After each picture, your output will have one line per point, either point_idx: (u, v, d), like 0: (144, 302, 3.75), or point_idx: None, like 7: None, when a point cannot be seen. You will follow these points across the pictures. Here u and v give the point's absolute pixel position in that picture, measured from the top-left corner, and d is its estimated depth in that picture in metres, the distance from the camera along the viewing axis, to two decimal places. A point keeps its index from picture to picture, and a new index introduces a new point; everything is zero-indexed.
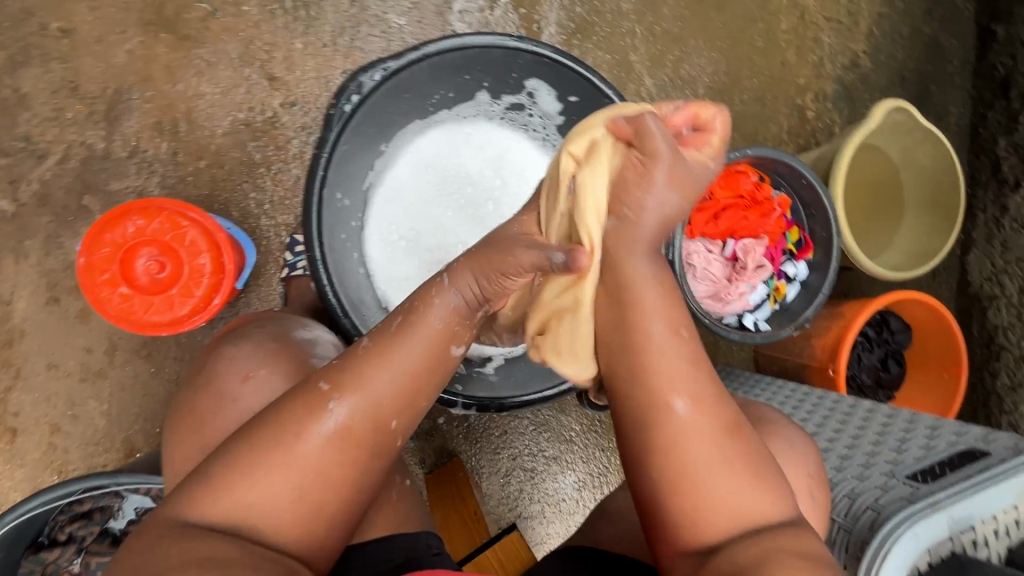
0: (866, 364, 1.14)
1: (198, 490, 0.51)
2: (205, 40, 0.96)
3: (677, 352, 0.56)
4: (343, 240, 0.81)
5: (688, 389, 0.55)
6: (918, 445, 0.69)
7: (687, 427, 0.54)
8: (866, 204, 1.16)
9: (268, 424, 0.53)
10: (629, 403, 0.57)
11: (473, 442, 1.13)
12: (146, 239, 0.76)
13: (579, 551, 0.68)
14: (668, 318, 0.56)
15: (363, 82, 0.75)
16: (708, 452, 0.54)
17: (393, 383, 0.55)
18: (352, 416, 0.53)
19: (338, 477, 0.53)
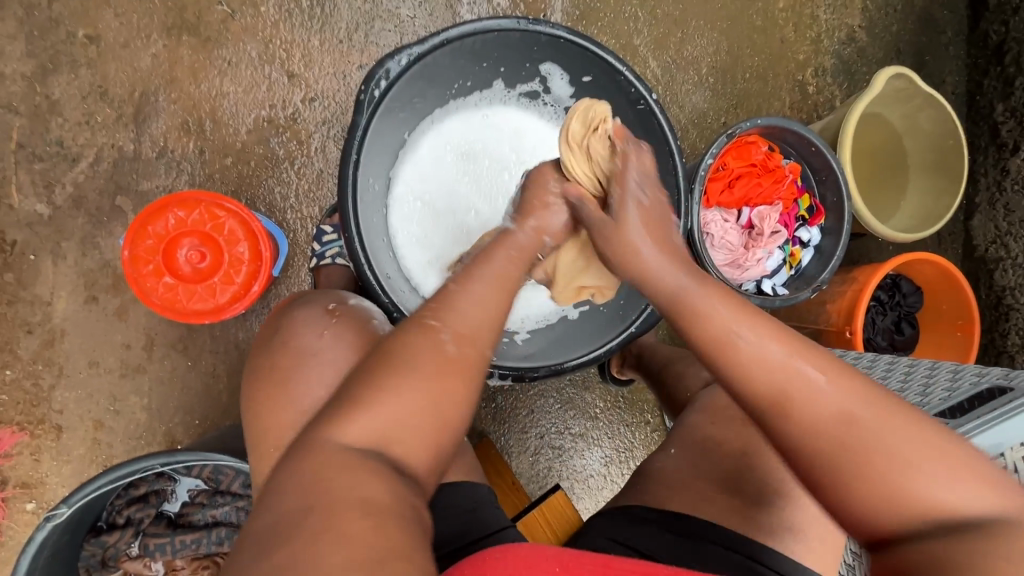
0: (880, 327, 1.17)
1: (336, 411, 0.49)
2: (226, 41, 0.99)
3: (762, 325, 0.55)
4: (374, 225, 0.83)
5: (789, 363, 0.53)
6: (943, 388, 0.72)
7: (822, 394, 0.52)
8: (871, 171, 1.20)
9: (381, 352, 0.53)
10: (758, 406, 0.54)
11: (501, 422, 1.16)
12: (187, 230, 0.79)
13: (629, 509, 0.71)
14: (732, 306, 0.57)
15: (390, 67, 0.77)
16: (869, 416, 0.51)
17: (479, 305, 0.56)
18: (453, 328, 0.53)
19: (452, 394, 0.51)
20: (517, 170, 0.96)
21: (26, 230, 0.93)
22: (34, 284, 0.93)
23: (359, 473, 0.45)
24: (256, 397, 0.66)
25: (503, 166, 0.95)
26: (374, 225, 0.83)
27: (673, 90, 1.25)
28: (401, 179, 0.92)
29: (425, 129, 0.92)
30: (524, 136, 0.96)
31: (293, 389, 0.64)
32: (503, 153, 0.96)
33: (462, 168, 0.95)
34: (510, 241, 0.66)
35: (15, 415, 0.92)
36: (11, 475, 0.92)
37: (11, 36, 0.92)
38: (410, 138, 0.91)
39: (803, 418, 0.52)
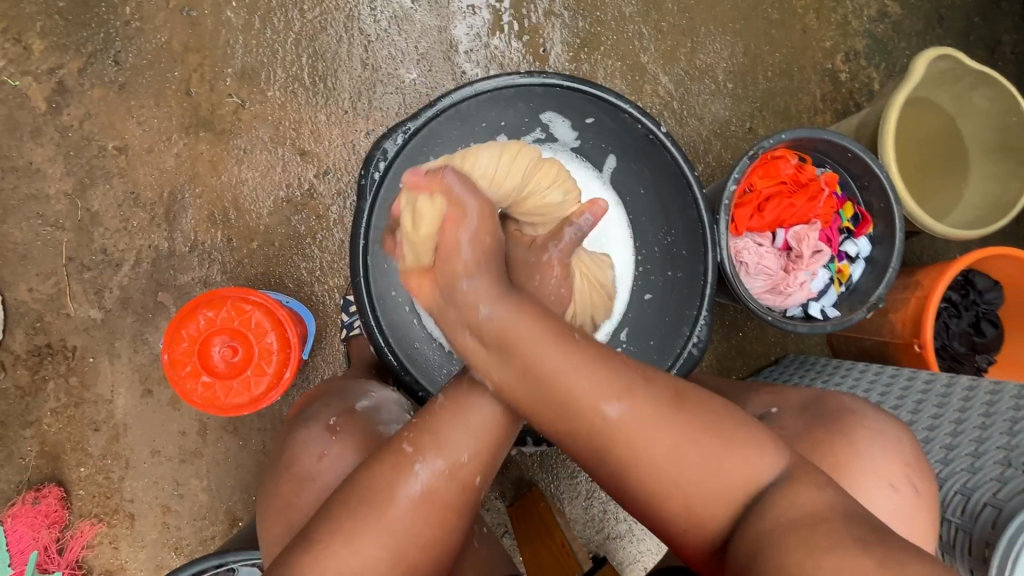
0: (956, 331, 1.06)
1: (308, 558, 0.53)
2: (240, 131, 1.03)
3: (582, 359, 0.57)
4: (395, 298, 0.84)
5: (651, 410, 0.56)
6: None
7: (623, 429, 0.56)
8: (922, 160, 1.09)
9: (366, 494, 0.56)
10: (571, 442, 0.58)
11: (549, 468, 1.13)
12: (218, 328, 0.81)
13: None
14: (554, 330, 0.58)
15: (387, 147, 0.77)
16: (670, 439, 0.55)
17: (467, 441, 0.60)
18: (434, 460, 0.58)
19: (423, 533, 0.57)
20: None
21: (83, 335, 0.99)
22: (95, 385, 0.99)
23: None
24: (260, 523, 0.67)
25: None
26: (395, 299, 0.84)
27: (689, 102, 1.19)
28: None
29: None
30: None
31: (290, 508, 0.65)
32: None
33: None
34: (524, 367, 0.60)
35: (92, 508, 0.98)
36: (95, 564, 0.98)
37: (51, 157, 0.99)
38: None
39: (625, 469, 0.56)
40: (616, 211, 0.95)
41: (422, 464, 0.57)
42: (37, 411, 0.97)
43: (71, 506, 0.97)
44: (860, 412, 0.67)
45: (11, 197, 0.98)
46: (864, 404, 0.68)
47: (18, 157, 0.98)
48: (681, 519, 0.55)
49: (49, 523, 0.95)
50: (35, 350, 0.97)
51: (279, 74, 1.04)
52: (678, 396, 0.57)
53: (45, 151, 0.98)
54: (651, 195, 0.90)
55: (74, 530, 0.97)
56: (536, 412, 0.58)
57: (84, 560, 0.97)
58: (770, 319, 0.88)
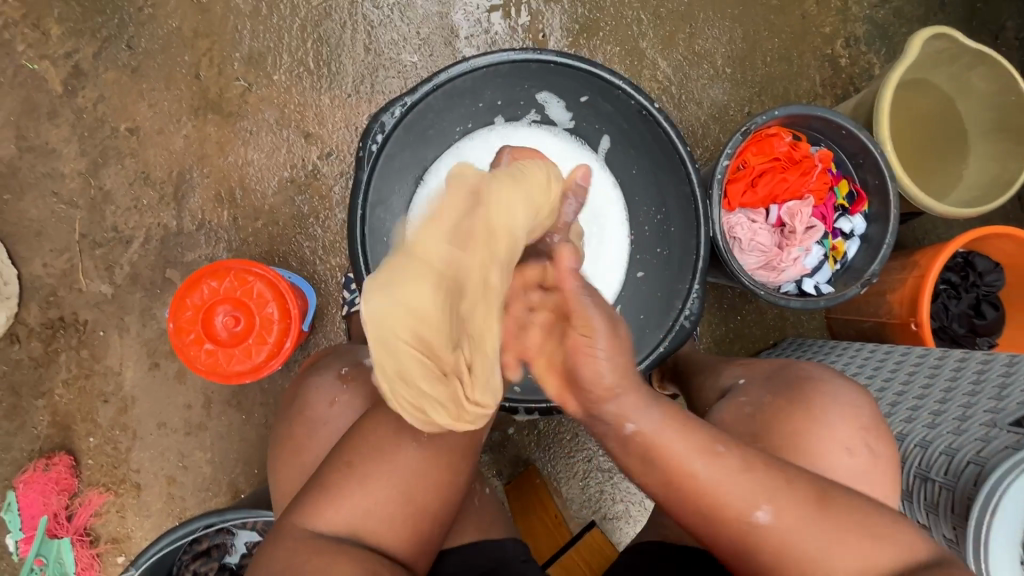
0: (956, 312, 1.05)
1: (318, 501, 0.56)
2: (246, 113, 1.06)
3: (728, 472, 0.52)
4: None
5: (765, 528, 0.51)
6: (1022, 390, 0.63)
7: (778, 539, 0.51)
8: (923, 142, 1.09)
9: (369, 442, 0.58)
10: (701, 534, 0.54)
11: (546, 447, 1.15)
12: (221, 297, 0.84)
13: (649, 547, 0.67)
14: (696, 445, 0.52)
15: (384, 121, 0.79)
16: (821, 548, 0.51)
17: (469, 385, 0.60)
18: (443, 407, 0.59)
19: (433, 474, 0.57)
20: None
21: (94, 309, 1.02)
22: (105, 357, 1.02)
23: (325, 554, 0.53)
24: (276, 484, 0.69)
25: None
26: None
27: (688, 87, 1.20)
28: None
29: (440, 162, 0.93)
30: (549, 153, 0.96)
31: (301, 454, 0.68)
32: None
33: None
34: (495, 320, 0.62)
35: (100, 477, 1.01)
36: (102, 532, 1.00)
37: (66, 138, 1.02)
38: (421, 179, 0.94)
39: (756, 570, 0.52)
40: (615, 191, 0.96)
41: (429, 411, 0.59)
42: (49, 382, 1.01)
43: (80, 475, 1.00)
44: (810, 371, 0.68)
45: (26, 175, 1.02)
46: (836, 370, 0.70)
47: (34, 138, 1.02)
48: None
49: (59, 491, 0.98)
50: (48, 324, 1.01)
51: (285, 59, 1.07)
52: (824, 496, 0.52)
53: (60, 133, 1.02)
54: (643, 174, 0.92)
55: (82, 498, 1.00)
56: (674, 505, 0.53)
57: (91, 527, 1.00)
58: (762, 293, 0.88)
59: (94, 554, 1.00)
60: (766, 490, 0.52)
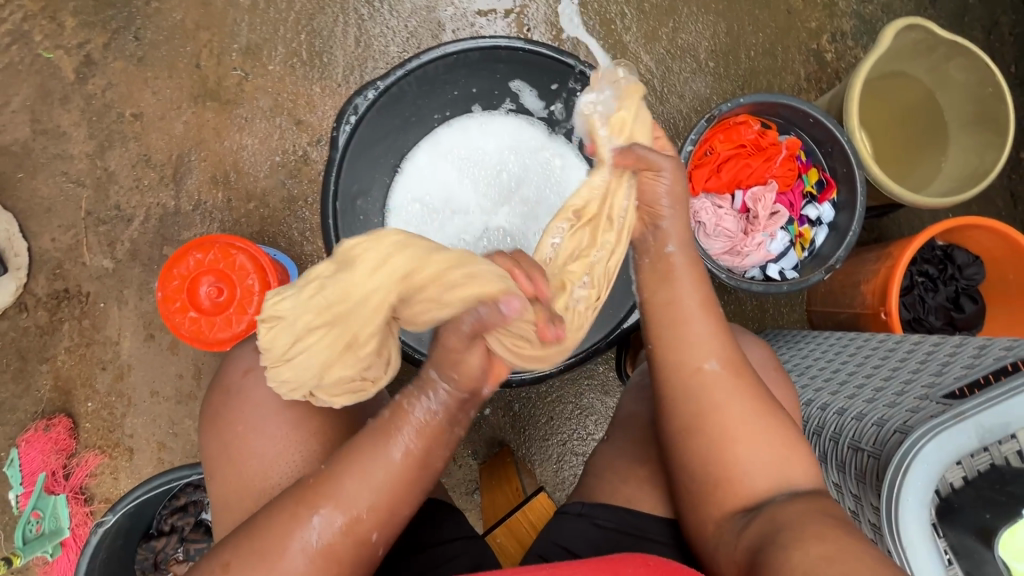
0: (933, 305, 1.04)
1: None
2: (242, 101, 1.12)
3: (710, 328, 0.62)
4: None
5: (723, 384, 0.60)
6: (961, 366, 0.63)
7: (718, 389, 0.60)
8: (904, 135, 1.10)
9: (249, 545, 0.54)
10: (659, 369, 0.63)
11: (521, 430, 1.17)
12: (206, 269, 0.89)
13: (569, 506, 0.72)
14: (698, 298, 0.63)
15: (358, 103, 0.83)
16: (748, 413, 0.60)
17: (369, 492, 0.55)
18: (331, 514, 0.55)
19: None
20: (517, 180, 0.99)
21: (96, 283, 1.09)
22: (104, 327, 1.08)
23: None
24: (207, 459, 0.70)
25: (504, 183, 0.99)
26: None
27: (670, 80, 1.22)
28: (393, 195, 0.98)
29: (418, 148, 0.98)
30: (522, 143, 0.99)
31: (232, 418, 0.69)
32: (500, 159, 0.99)
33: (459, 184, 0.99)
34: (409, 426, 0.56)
35: (97, 440, 1.07)
36: (96, 492, 1.07)
37: (77, 122, 1.10)
38: (399, 163, 0.98)
39: (681, 404, 0.61)
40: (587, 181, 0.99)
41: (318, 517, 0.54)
42: (53, 349, 1.08)
43: (78, 437, 1.07)
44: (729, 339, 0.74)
45: (39, 156, 1.09)
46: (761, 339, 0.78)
47: (47, 121, 1.09)
48: (706, 437, 0.60)
49: (58, 450, 1.05)
50: (54, 294, 1.08)
51: (279, 51, 1.13)
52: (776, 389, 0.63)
53: (71, 117, 1.10)
54: None
55: (79, 459, 1.06)
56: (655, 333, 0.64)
57: (86, 486, 1.06)
58: (725, 277, 0.89)
59: (87, 512, 1.06)
60: (735, 358, 0.62)
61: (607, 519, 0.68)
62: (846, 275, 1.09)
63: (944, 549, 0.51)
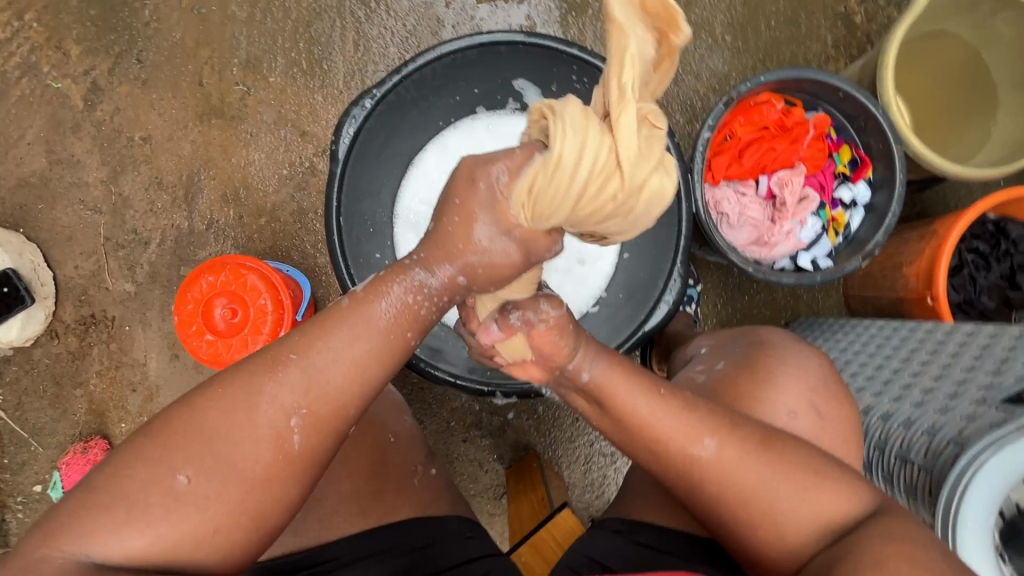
0: (985, 285, 0.96)
1: (98, 521, 0.45)
2: (247, 116, 1.12)
3: (674, 409, 0.56)
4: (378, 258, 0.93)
5: (727, 460, 0.55)
6: (1023, 364, 0.58)
7: (719, 465, 0.55)
8: (953, 107, 1.00)
9: (192, 440, 0.47)
10: (648, 461, 0.58)
11: (545, 432, 1.14)
12: (218, 292, 0.89)
13: (609, 523, 0.72)
14: (641, 387, 0.57)
15: (356, 114, 0.82)
16: (760, 477, 0.54)
17: (334, 378, 0.50)
18: (308, 415, 0.49)
19: (283, 484, 0.49)
20: None
21: (120, 307, 1.11)
22: (131, 350, 1.11)
23: None
24: None
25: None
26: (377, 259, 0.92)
27: (684, 59, 1.15)
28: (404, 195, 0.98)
29: (424, 153, 0.97)
30: None
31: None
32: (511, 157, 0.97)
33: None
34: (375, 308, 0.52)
35: None
36: None
37: (89, 149, 1.11)
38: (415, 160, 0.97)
39: (694, 489, 0.56)
40: None
41: (296, 422, 0.49)
42: (86, 373, 1.11)
43: None
44: (780, 348, 0.69)
45: (56, 186, 1.11)
46: (788, 340, 0.71)
47: (61, 150, 1.11)
48: (739, 521, 0.55)
49: None
50: (81, 320, 1.11)
51: (279, 61, 1.12)
52: (766, 440, 0.56)
53: (83, 144, 1.11)
54: None
55: None
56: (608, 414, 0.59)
57: None
58: (752, 268, 0.84)
59: None
60: (714, 424, 0.56)
61: (649, 536, 0.66)
62: (886, 257, 1.01)
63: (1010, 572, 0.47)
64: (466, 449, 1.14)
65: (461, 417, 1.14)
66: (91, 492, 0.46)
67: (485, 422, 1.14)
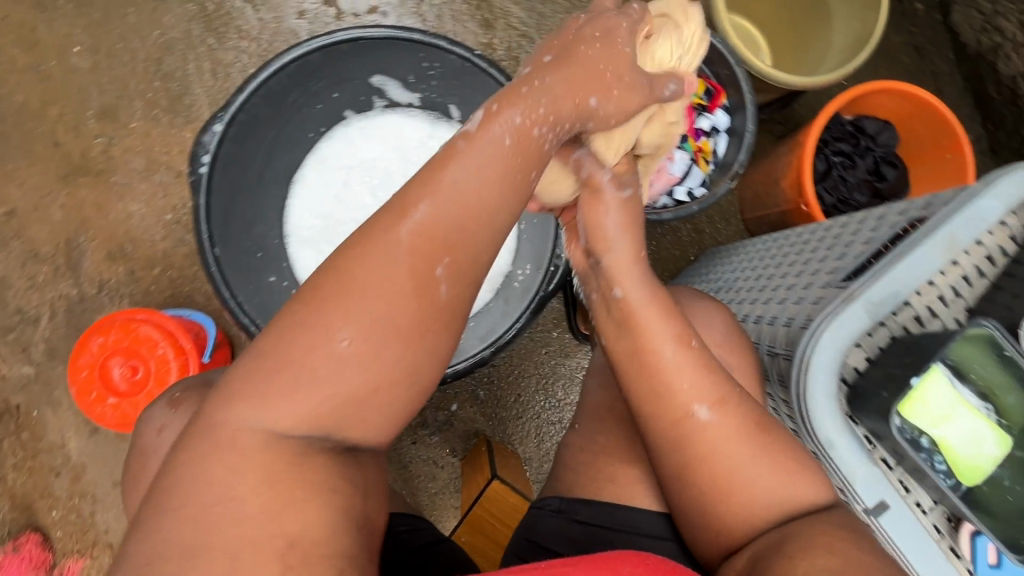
0: (854, 182, 1.02)
1: (246, 395, 0.46)
2: (115, 167, 1.07)
3: (691, 364, 0.58)
4: (274, 283, 0.91)
5: (725, 429, 0.56)
6: (861, 243, 0.62)
7: (710, 433, 0.56)
8: (802, 33, 1.06)
9: (272, 344, 0.47)
10: (643, 415, 0.59)
11: (492, 415, 1.16)
12: (112, 352, 0.86)
13: (546, 500, 0.71)
14: (672, 333, 0.59)
15: (208, 141, 0.77)
16: (744, 449, 0.56)
17: (441, 218, 0.47)
18: (444, 266, 0.48)
19: (406, 353, 0.48)
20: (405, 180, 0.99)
21: (24, 392, 1.05)
22: (46, 434, 1.05)
23: (222, 512, 0.43)
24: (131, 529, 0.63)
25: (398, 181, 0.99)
26: (272, 282, 0.90)
27: (546, 26, 1.16)
28: (292, 214, 0.97)
29: (303, 169, 0.97)
30: (406, 138, 1.00)
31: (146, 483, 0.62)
32: (390, 154, 1.00)
33: (352, 196, 0.99)
34: (500, 119, 0.49)
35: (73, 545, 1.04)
36: None
37: None
38: (295, 177, 0.97)
39: (676, 451, 0.57)
40: None
41: (435, 272, 0.48)
42: (2, 469, 1.05)
43: (53, 547, 1.04)
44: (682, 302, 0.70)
45: None
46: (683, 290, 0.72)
47: None
48: (710, 491, 0.56)
49: (36, 565, 1.02)
50: None
51: (136, 105, 1.08)
52: (762, 422, 0.56)
53: None
54: None
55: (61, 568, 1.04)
56: (626, 358, 0.60)
57: None
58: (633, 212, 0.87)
59: None
60: (718, 391, 0.57)
61: (586, 513, 0.67)
62: (766, 175, 1.06)
63: (863, 434, 0.51)
64: (418, 451, 1.14)
65: (406, 420, 1.14)
66: (248, 363, 0.47)
67: (431, 419, 1.14)
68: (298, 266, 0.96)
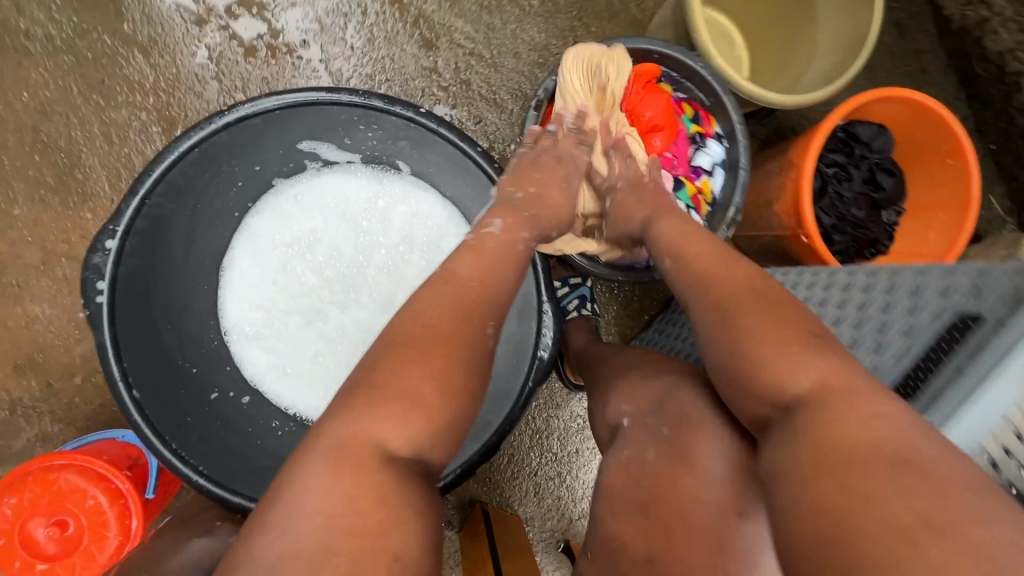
0: (851, 197, 0.94)
1: (356, 406, 0.52)
2: (5, 264, 0.90)
3: (832, 359, 0.51)
4: (224, 395, 0.79)
5: (888, 428, 0.45)
6: (898, 332, 0.55)
7: (876, 413, 0.46)
8: (788, 40, 0.95)
9: (371, 376, 0.53)
10: (758, 389, 0.53)
11: (485, 480, 1.07)
12: (30, 512, 0.72)
13: None
14: (799, 309, 0.56)
15: (99, 263, 0.63)
16: (915, 427, 0.45)
17: (482, 284, 0.61)
18: (492, 323, 0.59)
19: (468, 392, 0.55)
20: (358, 248, 0.86)
21: None
22: None
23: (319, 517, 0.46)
24: None
25: (347, 250, 0.86)
26: (219, 396, 0.78)
27: (496, 38, 1.00)
28: (229, 309, 0.83)
29: (232, 253, 0.82)
30: (350, 200, 0.86)
31: None
32: (334, 219, 0.86)
33: (297, 275, 0.85)
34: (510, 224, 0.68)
35: None
36: None
37: None
38: (224, 266, 0.82)
39: (844, 433, 0.46)
40: (434, 196, 0.86)
41: (491, 330, 0.59)
42: None
43: None
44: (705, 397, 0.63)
45: None
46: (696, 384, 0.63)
47: None
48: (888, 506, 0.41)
49: None
50: None
51: (18, 187, 0.90)
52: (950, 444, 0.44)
53: None
54: (448, 179, 0.83)
55: None
56: (749, 335, 0.54)
57: None
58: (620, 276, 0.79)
59: None
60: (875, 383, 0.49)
61: None
62: (756, 194, 0.97)
63: None
64: None
65: None
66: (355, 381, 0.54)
67: None
68: (247, 369, 0.82)
